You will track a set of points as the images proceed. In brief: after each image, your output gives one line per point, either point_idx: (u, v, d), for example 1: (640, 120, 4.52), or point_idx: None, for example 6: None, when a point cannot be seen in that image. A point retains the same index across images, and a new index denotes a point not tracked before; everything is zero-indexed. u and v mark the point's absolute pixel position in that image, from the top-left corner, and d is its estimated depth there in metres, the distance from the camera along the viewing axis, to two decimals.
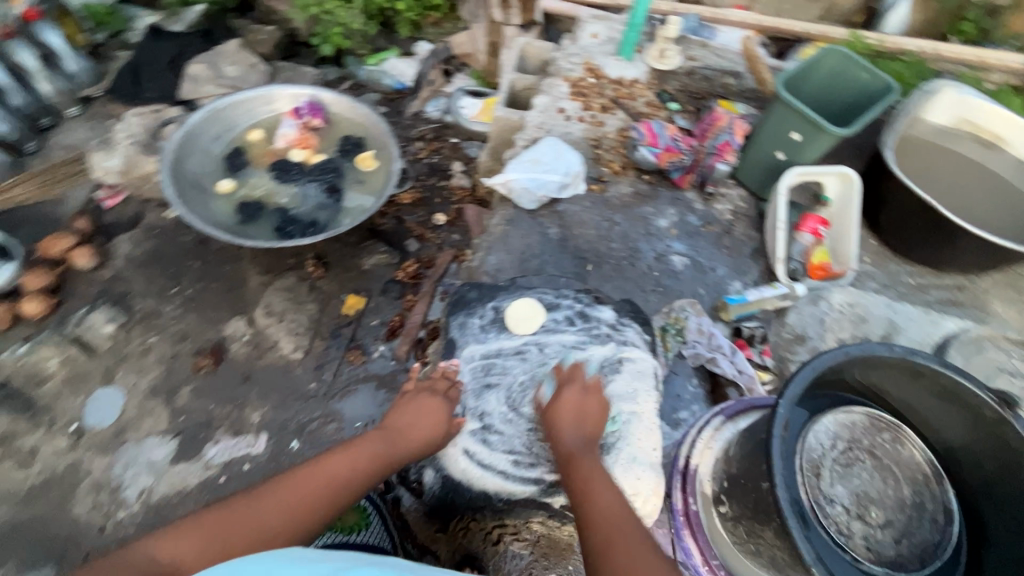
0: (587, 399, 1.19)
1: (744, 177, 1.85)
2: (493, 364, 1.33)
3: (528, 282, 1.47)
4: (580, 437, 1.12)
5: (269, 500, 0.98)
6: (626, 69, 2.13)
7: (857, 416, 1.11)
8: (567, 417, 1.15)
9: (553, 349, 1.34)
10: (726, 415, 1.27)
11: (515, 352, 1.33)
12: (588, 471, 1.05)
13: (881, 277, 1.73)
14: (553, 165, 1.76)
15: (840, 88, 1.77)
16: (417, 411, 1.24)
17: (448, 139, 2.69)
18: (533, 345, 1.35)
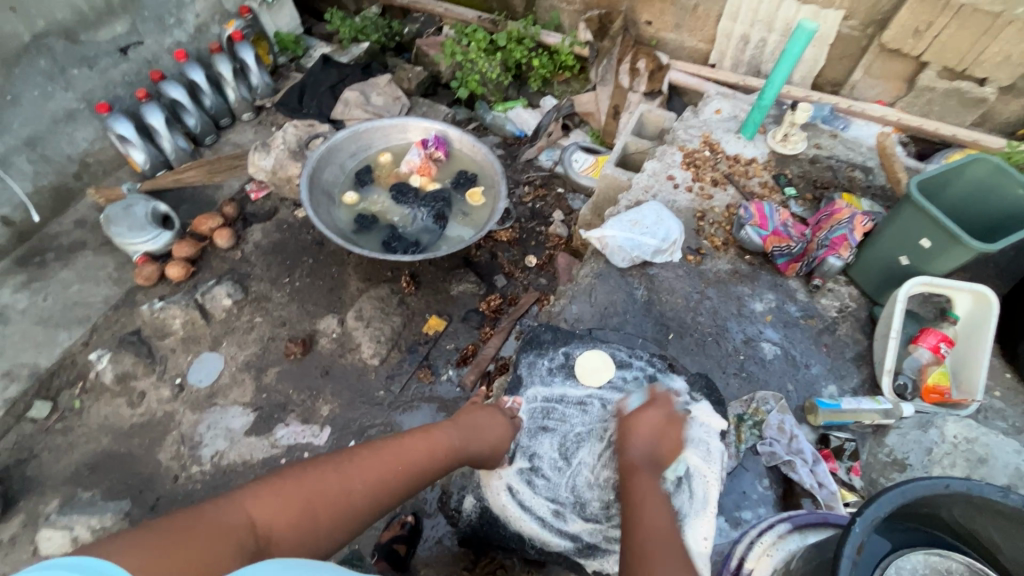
0: (665, 426, 1.15)
1: (857, 275, 1.73)
2: (552, 409, 1.32)
3: (604, 337, 1.45)
4: (648, 452, 1.11)
5: (357, 478, 0.98)
6: (745, 148, 2.11)
7: (954, 563, 0.83)
8: (641, 430, 1.14)
9: (618, 409, 1.30)
10: (793, 523, 1.07)
11: (578, 402, 1.32)
12: (645, 487, 1.04)
13: (1013, 417, 1.50)
14: (653, 229, 1.74)
15: (988, 199, 1.61)
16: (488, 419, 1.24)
17: (554, 188, 2.82)
18: (597, 400, 1.33)
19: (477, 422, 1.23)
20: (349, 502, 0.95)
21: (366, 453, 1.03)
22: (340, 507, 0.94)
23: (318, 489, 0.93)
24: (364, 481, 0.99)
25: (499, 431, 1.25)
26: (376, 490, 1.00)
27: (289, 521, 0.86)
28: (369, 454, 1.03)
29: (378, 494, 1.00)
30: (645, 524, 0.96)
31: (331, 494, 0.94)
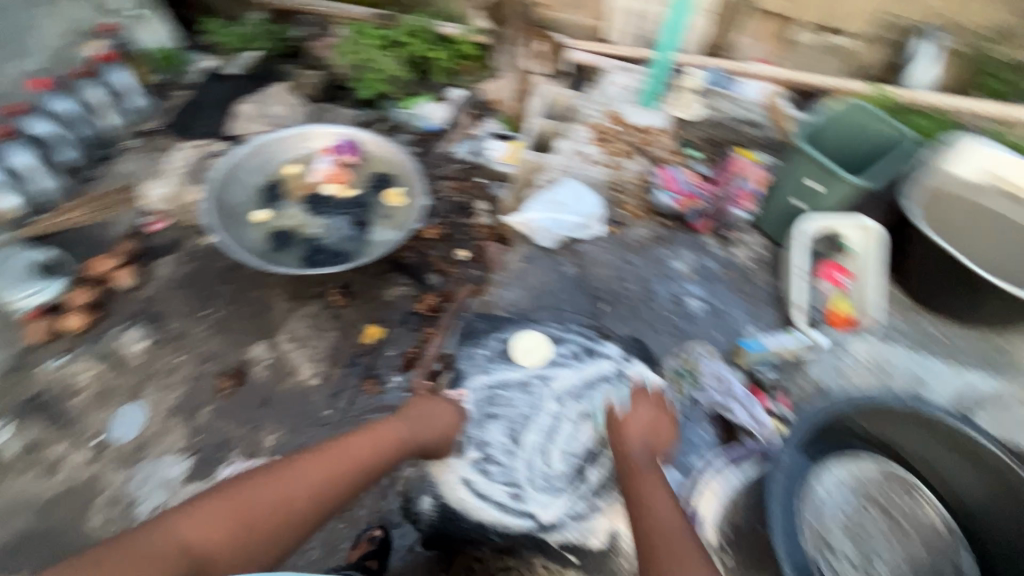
0: (655, 417, 1.38)
1: (763, 224, 1.86)
2: (496, 396, 1.53)
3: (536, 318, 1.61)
4: (646, 452, 1.30)
5: (295, 483, 1.13)
6: (648, 117, 2.19)
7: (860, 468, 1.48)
8: (636, 430, 1.35)
9: (555, 389, 1.56)
10: (728, 458, 1.43)
11: (520, 385, 1.55)
12: (652, 484, 1.20)
13: (906, 330, 1.68)
14: (574, 207, 1.84)
15: (859, 140, 1.80)
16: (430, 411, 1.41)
17: (474, 180, 2.75)
18: (535, 379, 1.56)
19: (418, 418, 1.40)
20: (292, 506, 1.10)
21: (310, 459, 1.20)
22: (281, 514, 1.09)
23: (256, 503, 1.07)
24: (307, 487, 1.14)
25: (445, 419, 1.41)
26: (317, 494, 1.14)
27: (221, 534, 1.01)
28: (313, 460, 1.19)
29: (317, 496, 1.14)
30: (647, 522, 1.10)
31: (261, 506, 1.07)
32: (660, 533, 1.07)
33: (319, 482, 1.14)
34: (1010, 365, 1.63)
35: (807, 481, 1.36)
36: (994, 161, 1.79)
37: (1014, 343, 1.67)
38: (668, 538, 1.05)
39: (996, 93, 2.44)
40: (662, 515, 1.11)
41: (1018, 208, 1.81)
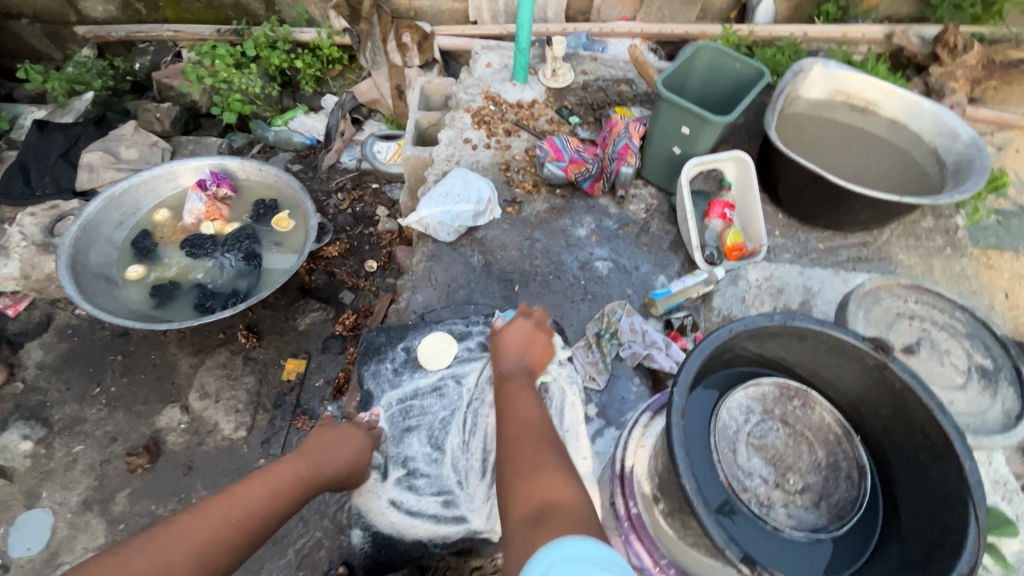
0: (533, 334, 1.22)
1: (649, 174, 1.91)
2: (411, 405, 1.23)
3: (437, 316, 1.39)
4: (519, 364, 1.16)
5: (177, 546, 0.84)
6: (523, 93, 2.18)
7: (765, 387, 1.00)
8: (510, 344, 1.19)
9: (482, 379, 1.26)
10: (654, 410, 1.15)
11: (432, 389, 1.25)
12: (517, 387, 1.08)
13: (793, 247, 1.82)
14: (464, 196, 1.75)
15: (720, 77, 1.86)
16: (342, 437, 1.13)
17: (368, 185, 2.71)
18: (452, 379, 1.26)
19: (331, 442, 1.12)
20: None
21: (189, 516, 0.88)
22: None
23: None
24: (193, 548, 0.85)
25: (358, 444, 1.15)
26: (208, 555, 0.86)
27: None
28: (194, 514, 0.89)
29: (206, 560, 0.86)
30: (512, 429, 0.97)
31: None
32: (522, 433, 0.95)
33: (212, 546, 0.87)
34: (883, 259, 1.81)
35: (728, 412, 0.96)
36: (835, 81, 1.99)
37: (882, 239, 1.85)
38: (528, 438, 0.93)
39: (830, 16, 2.65)
40: (526, 419, 0.98)
41: (864, 117, 2.00)
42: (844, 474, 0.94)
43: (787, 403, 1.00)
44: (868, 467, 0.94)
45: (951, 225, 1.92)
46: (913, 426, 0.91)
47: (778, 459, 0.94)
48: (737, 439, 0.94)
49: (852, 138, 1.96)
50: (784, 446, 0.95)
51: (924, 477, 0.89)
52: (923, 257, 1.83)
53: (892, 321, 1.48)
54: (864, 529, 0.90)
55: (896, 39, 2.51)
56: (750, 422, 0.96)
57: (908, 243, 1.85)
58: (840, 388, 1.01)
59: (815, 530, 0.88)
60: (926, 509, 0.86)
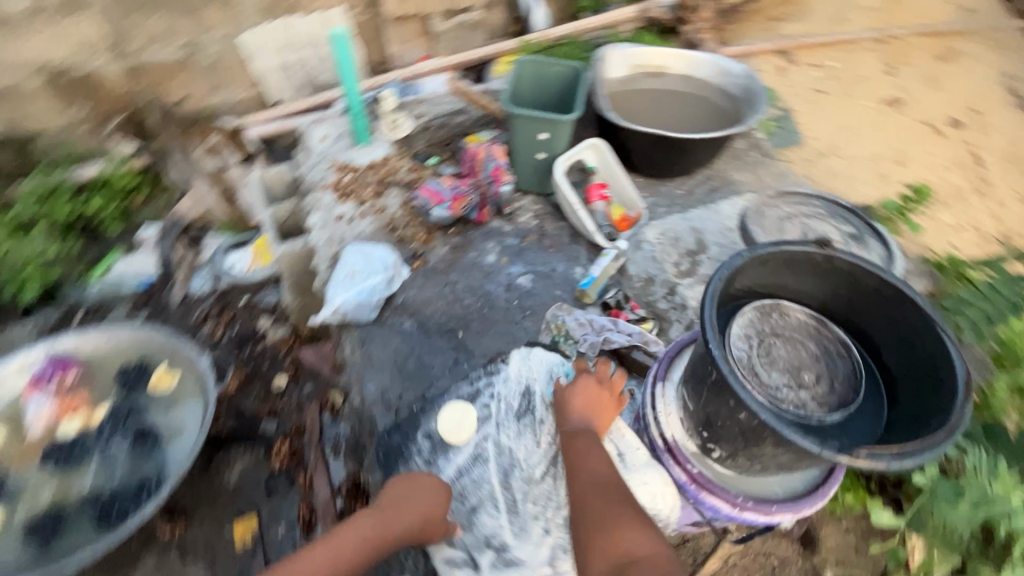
0: (599, 393, 1.19)
1: (525, 184, 2.01)
2: (463, 485, 1.31)
3: (437, 392, 1.54)
4: (585, 425, 1.16)
5: None
6: (372, 152, 2.16)
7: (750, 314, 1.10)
8: (580, 403, 1.18)
9: (511, 428, 1.36)
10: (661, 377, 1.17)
11: (473, 460, 1.34)
12: (587, 451, 1.11)
13: (664, 200, 2.05)
14: (369, 268, 1.69)
15: (546, 82, 2.04)
16: (417, 495, 1.18)
17: (237, 301, 2.41)
18: (486, 443, 1.36)
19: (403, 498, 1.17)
20: None
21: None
22: None
23: None
24: None
25: (429, 496, 1.19)
26: None
27: None
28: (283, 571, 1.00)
29: None
30: (582, 478, 1.07)
31: None
32: (591, 486, 1.06)
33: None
34: (729, 183, 2.14)
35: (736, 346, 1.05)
36: (630, 58, 2.29)
37: (720, 169, 2.19)
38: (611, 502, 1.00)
39: (589, 8, 3.10)
40: (593, 473, 1.08)
41: (662, 79, 2.33)
42: (835, 355, 1.09)
43: (774, 314, 1.08)
44: (847, 340, 1.09)
45: (756, 141, 2.34)
46: (869, 295, 1.06)
47: (789, 365, 1.05)
48: (753, 365, 1.03)
49: (661, 102, 2.30)
50: (786, 354, 1.07)
51: (891, 328, 1.05)
52: (752, 171, 2.20)
53: (780, 228, 1.84)
54: (870, 389, 1.06)
55: (647, 13, 2.99)
56: (758, 346, 1.02)
57: (737, 165, 2.22)
58: (807, 288, 1.10)
59: (842, 408, 1.01)
60: (904, 354, 1.03)
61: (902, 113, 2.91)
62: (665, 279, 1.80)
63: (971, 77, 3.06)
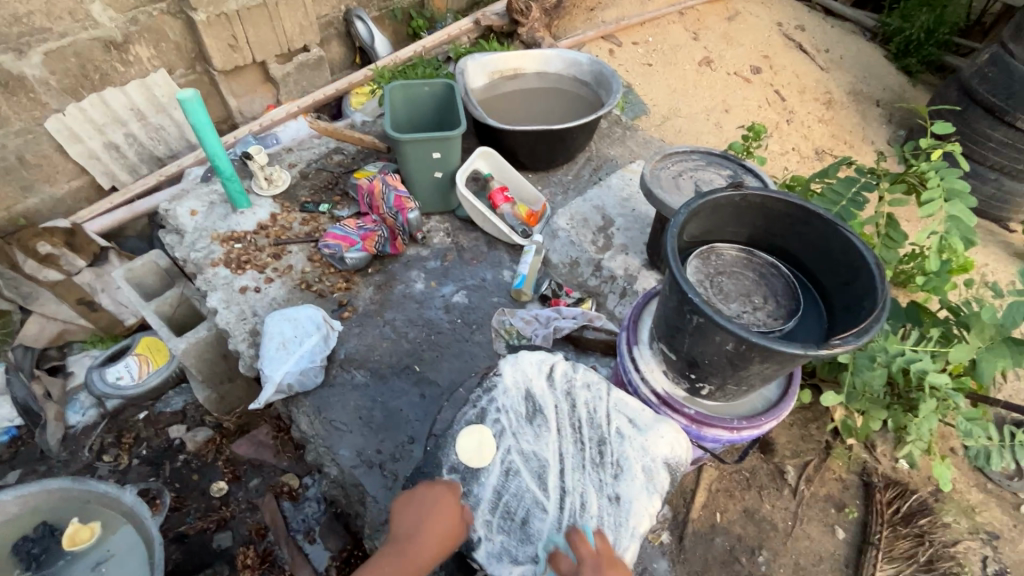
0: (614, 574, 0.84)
1: (428, 206, 2.01)
2: (506, 502, 0.96)
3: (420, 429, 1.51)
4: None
5: None
6: (256, 214, 2.00)
7: (693, 259, 1.08)
8: None
9: (533, 429, 1.04)
10: (633, 341, 1.18)
11: (505, 474, 0.99)
12: None
13: (559, 189, 2.18)
14: (300, 333, 1.57)
15: (419, 102, 2.05)
16: (435, 507, 0.91)
17: (137, 420, 2.17)
18: (512, 449, 1.02)
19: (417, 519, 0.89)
20: None
21: None
22: None
23: None
24: None
25: (445, 506, 0.92)
26: None
27: None
28: None
29: None
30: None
31: None
32: None
33: None
34: (608, 160, 2.33)
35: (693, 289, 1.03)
36: (485, 66, 2.39)
37: (596, 149, 2.38)
38: None
39: (424, 26, 3.18)
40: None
41: (518, 81, 2.46)
42: (771, 270, 1.09)
43: (712, 257, 1.09)
44: (775, 260, 1.11)
45: (615, 118, 2.58)
46: (784, 208, 1.03)
47: (741, 291, 1.05)
48: (711, 302, 1.02)
49: (527, 100, 2.43)
50: (736, 282, 1.07)
51: (812, 233, 1.03)
52: (622, 144, 2.43)
53: (676, 183, 1.61)
54: (810, 289, 1.07)
55: (482, 22, 3.12)
56: (710, 287, 1.05)
57: (608, 142, 2.43)
58: (731, 230, 1.10)
59: (795, 314, 1.03)
60: (821, 259, 1.04)
61: (715, 69, 3.40)
62: (592, 262, 1.87)
63: (754, 30, 3.66)
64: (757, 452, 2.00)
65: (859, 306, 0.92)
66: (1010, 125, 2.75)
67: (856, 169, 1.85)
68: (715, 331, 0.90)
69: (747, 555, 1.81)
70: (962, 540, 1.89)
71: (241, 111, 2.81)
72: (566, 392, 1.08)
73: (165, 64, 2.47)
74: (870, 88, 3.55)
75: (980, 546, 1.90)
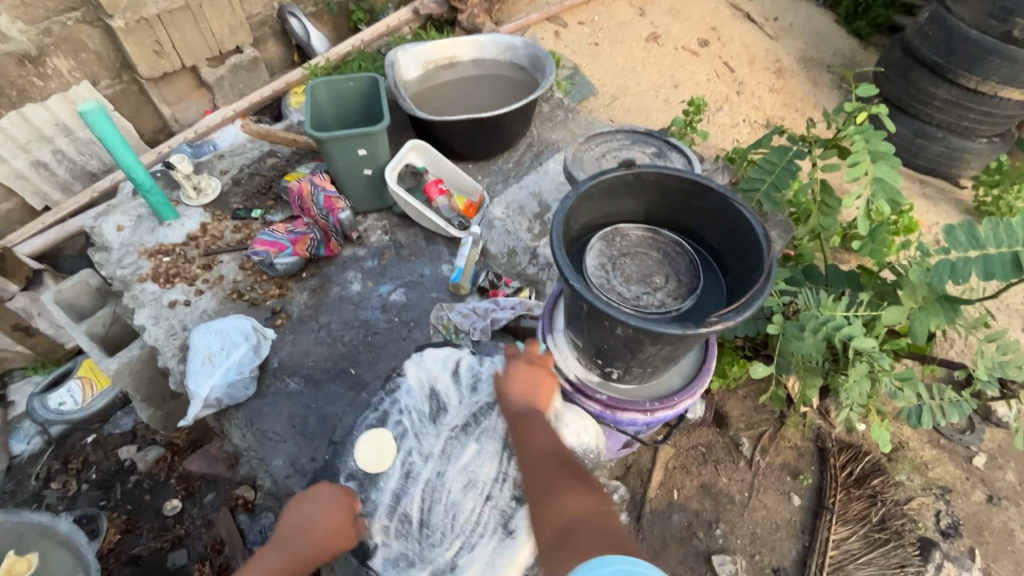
0: (532, 370, 1.01)
1: (362, 205, 1.97)
2: (404, 507, 0.96)
3: None
4: (528, 407, 0.97)
5: None
6: (185, 225, 1.94)
7: (596, 244, 1.05)
8: (515, 383, 1.00)
9: (436, 431, 1.03)
10: (548, 331, 1.17)
11: (406, 478, 0.98)
12: (540, 428, 0.92)
13: (499, 178, 2.15)
14: (227, 346, 1.52)
15: (346, 99, 2.00)
16: (323, 509, 0.90)
17: (83, 443, 2.12)
18: (414, 454, 1.00)
19: (302, 518, 0.89)
20: None
21: None
22: None
23: None
24: None
25: (334, 508, 0.91)
26: None
27: None
28: None
29: None
30: (533, 458, 0.87)
31: None
32: (539, 467, 0.86)
33: None
34: (549, 144, 2.30)
35: (592, 274, 1.01)
36: (417, 57, 2.33)
37: (537, 134, 2.34)
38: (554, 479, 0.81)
39: (364, 19, 3.10)
40: (543, 448, 0.89)
41: (453, 70, 2.41)
42: (676, 247, 1.07)
43: (616, 239, 1.07)
44: (680, 237, 1.08)
45: (558, 101, 2.54)
46: (679, 183, 1.01)
47: (643, 272, 1.03)
48: (610, 287, 1.00)
49: (463, 89, 2.37)
50: (638, 262, 1.04)
51: (709, 207, 1.01)
52: (564, 127, 2.39)
53: (599, 163, 1.60)
54: (713, 263, 1.05)
55: (421, 10, 3.04)
56: (611, 270, 1.03)
57: (550, 126, 2.39)
58: (632, 209, 1.08)
59: (696, 291, 1.01)
60: (721, 233, 1.01)
61: (663, 45, 3.36)
62: (532, 249, 1.83)
63: (702, 2, 3.62)
64: (712, 427, 2.01)
65: (750, 278, 0.91)
66: (952, 83, 2.75)
67: (788, 137, 1.84)
68: (604, 316, 0.88)
69: (704, 530, 1.82)
70: (915, 498, 1.93)
71: (176, 119, 2.74)
72: (471, 387, 1.07)
73: (87, 75, 2.40)
74: (820, 54, 3.54)
75: (933, 501, 1.93)
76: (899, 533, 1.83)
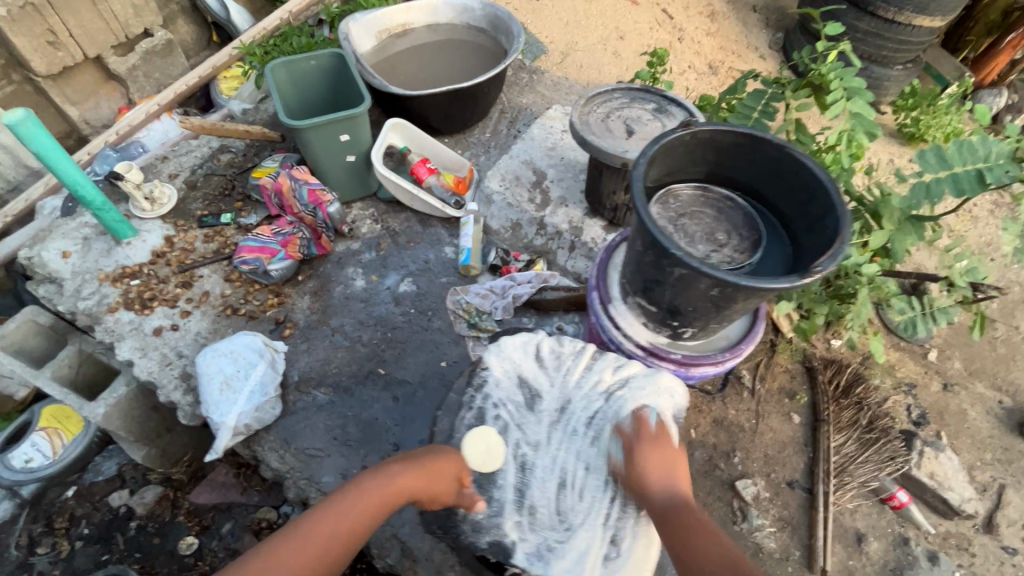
0: (665, 453, 0.98)
1: (347, 194, 1.83)
2: (530, 500, 1.01)
3: (401, 435, 1.43)
4: (669, 494, 0.93)
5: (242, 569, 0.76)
6: (147, 241, 1.72)
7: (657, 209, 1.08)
8: (651, 469, 0.96)
9: (535, 419, 1.09)
10: (608, 300, 1.19)
11: (523, 470, 1.04)
12: (696, 519, 0.87)
13: (480, 151, 2.07)
14: (244, 369, 1.40)
15: (308, 81, 1.83)
16: (441, 462, 0.96)
17: (63, 498, 1.90)
18: (522, 448, 1.06)
19: (421, 459, 0.95)
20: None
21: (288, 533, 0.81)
22: None
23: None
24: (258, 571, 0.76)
25: (448, 465, 0.97)
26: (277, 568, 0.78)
27: None
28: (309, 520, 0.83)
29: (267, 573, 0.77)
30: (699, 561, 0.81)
31: None
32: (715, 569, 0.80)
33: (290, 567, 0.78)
34: (522, 110, 2.22)
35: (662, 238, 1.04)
36: (369, 28, 2.16)
37: (507, 101, 2.26)
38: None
39: None
40: (708, 552, 0.82)
41: (409, 38, 2.26)
42: (729, 204, 1.12)
43: (671, 201, 1.11)
44: (730, 192, 1.13)
45: (519, 63, 2.45)
46: (735, 140, 1.04)
47: (706, 230, 1.07)
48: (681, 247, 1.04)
49: (424, 58, 2.23)
50: (698, 222, 1.09)
51: (765, 160, 1.05)
52: (533, 89, 2.32)
53: (604, 125, 1.57)
54: (765, 215, 1.11)
55: None
56: (677, 232, 1.06)
57: (518, 90, 2.31)
58: (685, 170, 1.11)
59: (757, 244, 1.07)
60: (777, 185, 1.06)
61: None
62: (537, 221, 1.82)
63: None
64: None
65: (822, 225, 0.96)
66: (873, 15, 2.91)
67: (761, 81, 1.87)
68: (699, 279, 0.91)
69: None
70: (891, 397, 2.04)
71: (87, 120, 2.37)
72: (555, 370, 1.14)
73: None
74: None
75: (903, 397, 2.05)
76: (885, 431, 1.90)
